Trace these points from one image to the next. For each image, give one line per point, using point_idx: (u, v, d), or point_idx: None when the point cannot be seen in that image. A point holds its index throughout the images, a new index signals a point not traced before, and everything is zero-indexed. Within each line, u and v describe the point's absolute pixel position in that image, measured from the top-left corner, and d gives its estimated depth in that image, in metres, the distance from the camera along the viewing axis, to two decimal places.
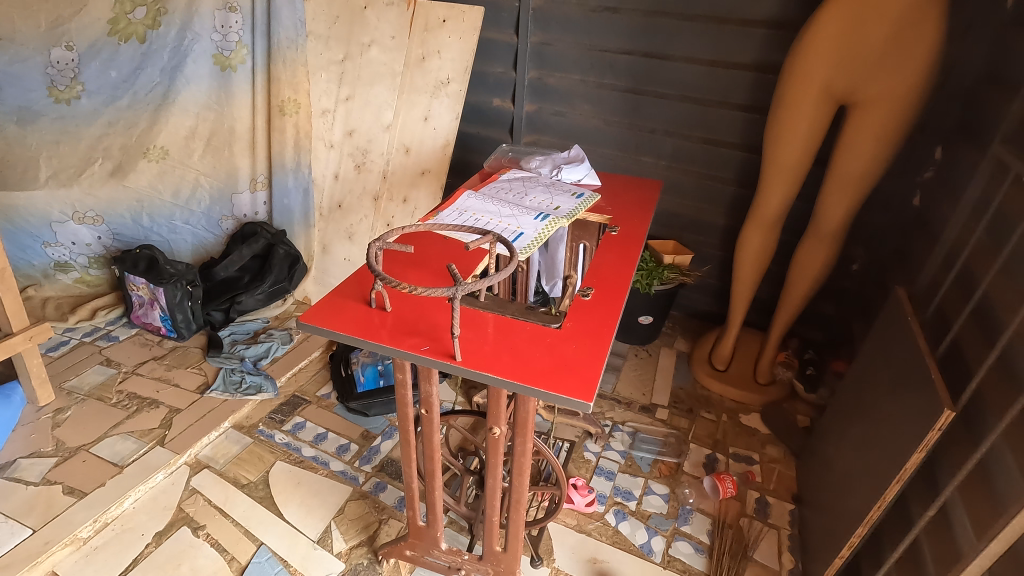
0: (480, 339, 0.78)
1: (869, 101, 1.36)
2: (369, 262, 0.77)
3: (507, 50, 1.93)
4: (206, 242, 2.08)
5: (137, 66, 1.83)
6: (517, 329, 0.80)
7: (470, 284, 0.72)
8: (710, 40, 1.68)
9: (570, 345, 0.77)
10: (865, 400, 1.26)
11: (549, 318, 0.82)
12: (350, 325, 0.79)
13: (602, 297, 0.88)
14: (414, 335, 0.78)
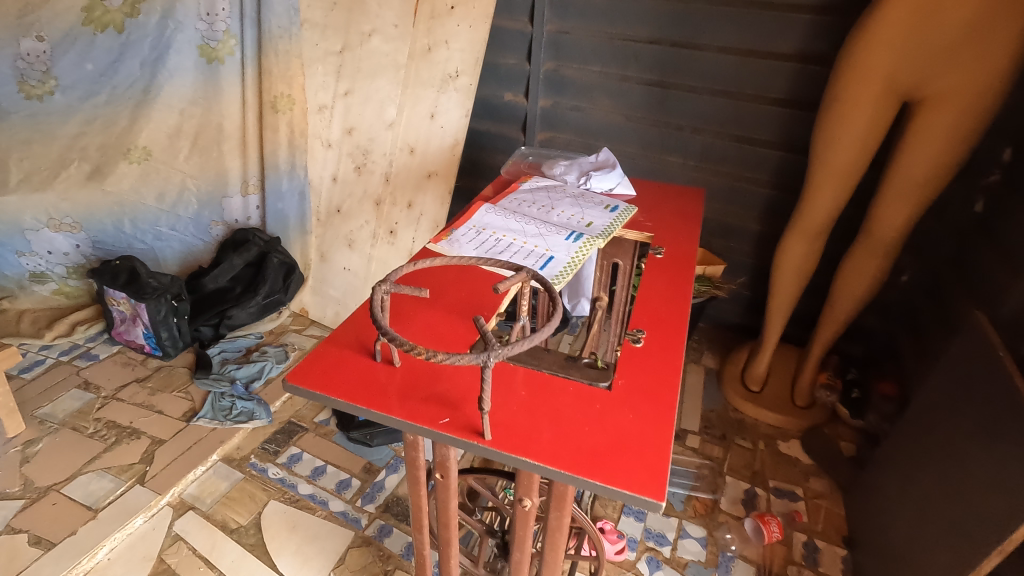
0: (512, 408, 0.62)
1: (940, 97, 1.18)
2: (372, 313, 0.60)
3: (520, 40, 1.77)
4: (195, 249, 1.92)
5: (115, 58, 1.64)
6: (558, 390, 0.64)
7: (506, 347, 0.55)
8: (749, 27, 1.49)
9: (627, 415, 0.62)
10: (937, 444, 1.10)
11: (598, 375, 0.66)
12: (350, 389, 0.63)
13: (657, 344, 0.72)
14: (430, 402, 0.62)
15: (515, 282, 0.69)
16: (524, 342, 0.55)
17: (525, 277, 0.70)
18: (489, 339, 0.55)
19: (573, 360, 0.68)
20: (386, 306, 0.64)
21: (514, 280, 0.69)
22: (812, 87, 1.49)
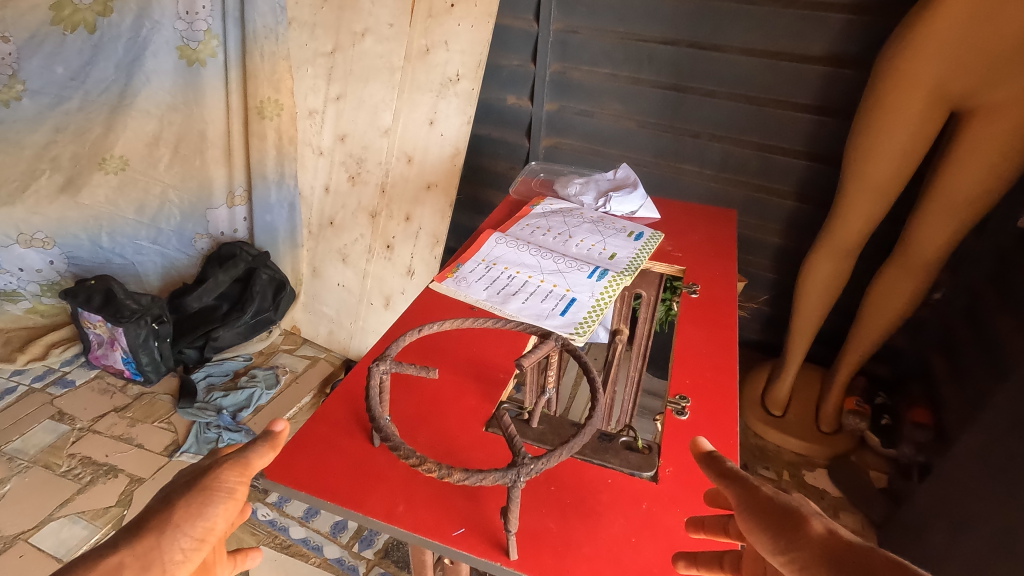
0: (542, 511, 0.56)
1: (994, 109, 1.08)
2: (369, 402, 0.54)
3: (524, 40, 1.64)
4: (177, 262, 1.78)
5: (88, 60, 1.51)
6: (591, 485, 0.58)
7: (538, 463, 0.49)
8: (774, 27, 1.36)
9: (669, 518, 0.56)
10: (1001, 498, 0.99)
11: (641, 462, 0.60)
12: (348, 489, 0.57)
13: (704, 416, 0.65)
14: (441, 507, 0.56)
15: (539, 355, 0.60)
16: (560, 453, 0.50)
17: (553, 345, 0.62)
18: (516, 451, 0.50)
19: (608, 441, 0.62)
20: (385, 388, 0.58)
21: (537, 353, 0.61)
22: (844, 92, 1.37)
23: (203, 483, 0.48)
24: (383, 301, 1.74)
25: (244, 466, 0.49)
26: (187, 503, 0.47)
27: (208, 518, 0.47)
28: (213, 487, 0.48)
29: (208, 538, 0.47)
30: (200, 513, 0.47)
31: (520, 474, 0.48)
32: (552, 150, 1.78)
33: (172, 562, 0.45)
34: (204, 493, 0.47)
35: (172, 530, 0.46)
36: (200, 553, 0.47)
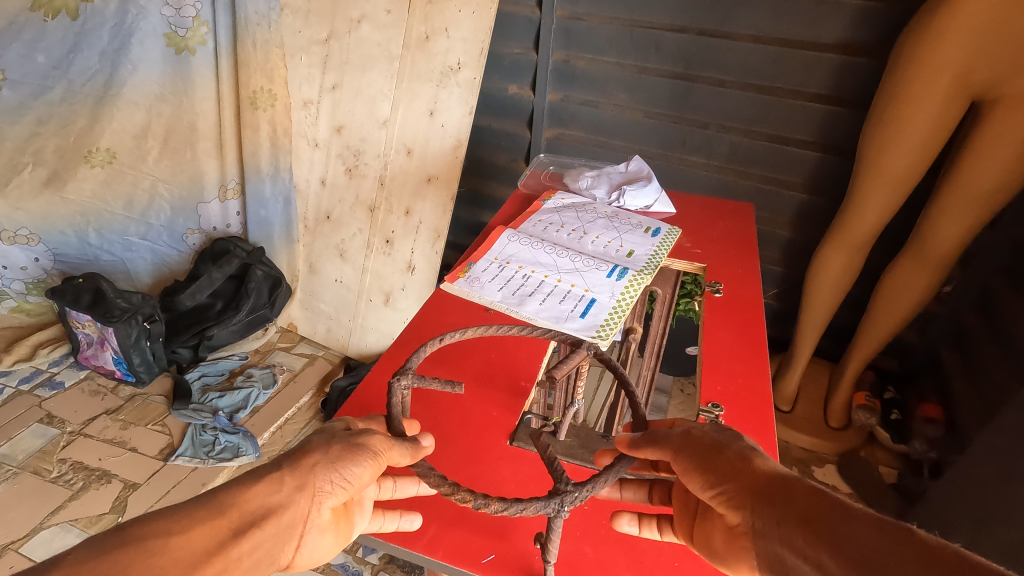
0: (578, 535, 0.61)
1: (1019, 99, 1.05)
2: (389, 415, 0.57)
3: (527, 27, 1.59)
4: (169, 259, 1.71)
5: (70, 48, 1.44)
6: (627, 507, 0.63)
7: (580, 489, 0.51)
8: (785, 14, 1.32)
9: None
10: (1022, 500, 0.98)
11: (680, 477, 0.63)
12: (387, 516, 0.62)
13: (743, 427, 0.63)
14: (476, 533, 0.60)
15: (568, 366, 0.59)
16: (601, 481, 0.52)
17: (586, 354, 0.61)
18: (557, 477, 0.51)
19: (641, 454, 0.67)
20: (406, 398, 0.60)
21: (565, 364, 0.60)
22: (858, 81, 1.33)
23: (363, 440, 0.53)
24: (383, 297, 1.70)
25: (393, 446, 0.54)
26: (345, 454, 0.52)
27: (356, 468, 0.52)
28: (372, 446, 0.53)
29: (348, 489, 0.52)
30: (350, 466, 0.52)
31: (562, 501, 0.50)
32: (555, 141, 1.73)
33: (315, 500, 0.51)
34: (361, 450, 0.53)
35: (326, 470, 0.51)
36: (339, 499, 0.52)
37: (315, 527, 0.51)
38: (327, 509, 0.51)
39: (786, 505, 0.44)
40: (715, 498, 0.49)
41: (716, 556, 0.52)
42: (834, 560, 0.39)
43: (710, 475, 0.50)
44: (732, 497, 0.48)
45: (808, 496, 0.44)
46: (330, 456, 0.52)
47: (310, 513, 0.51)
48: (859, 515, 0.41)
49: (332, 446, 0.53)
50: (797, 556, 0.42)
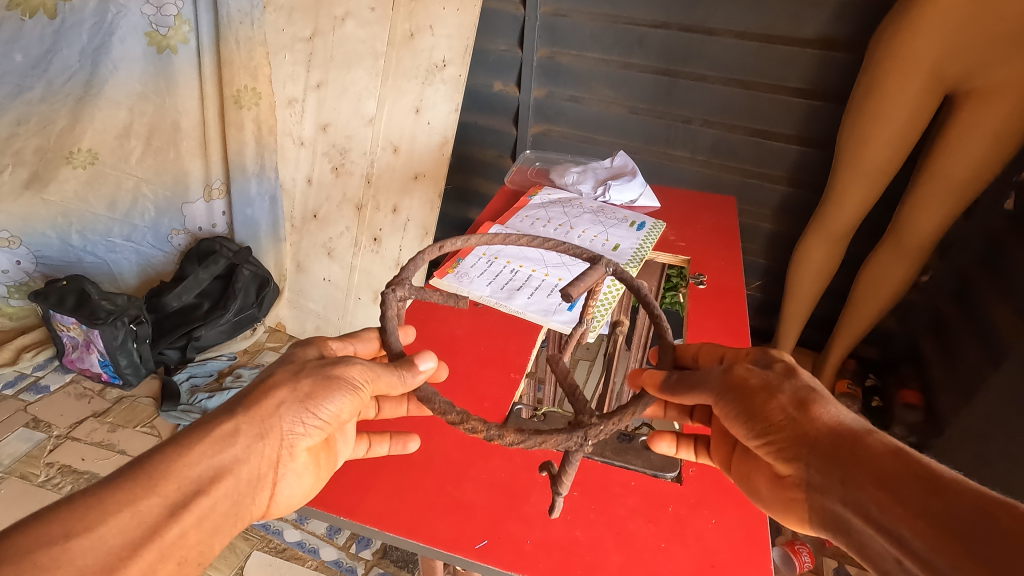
0: (570, 519, 0.64)
1: (991, 90, 1.08)
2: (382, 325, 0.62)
3: (512, 24, 1.60)
4: (153, 260, 1.69)
5: (49, 48, 1.41)
6: (617, 491, 0.66)
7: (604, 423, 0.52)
8: (764, 10, 1.35)
9: (698, 520, 0.64)
10: None
11: (663, 463, 0.68)
12: (386, 509, 0.65)
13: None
14: (471, 521, 0.64)
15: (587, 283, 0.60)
16: (624, 416, 0.53)
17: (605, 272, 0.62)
18: (580, 409, 0.53)
19: (627, 442, 0.71)
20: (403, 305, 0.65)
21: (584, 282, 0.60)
22: (838, 75, 1.36)
23: (331, 375, 0.61)
24: (372, 295, 1.70)
25: (380, 376, 0.60)
26: (316, 390, 0.60)
27: (328, 398, 0.60)
28: (340, 378, 0.61)
29: (321, 424, 0.60)
30: (321, 402, 0.60)
31: (586, 434, 0.51)
32: (541, 137, 1.74)
33: (288, 439, 0.59)
34: (332, 384, 0.61)
35: (296, 410, 0.59)
36: (311, 435, 0.60)
37: (290, 464, 0.60)
38: (303, 444, 0.60)
39: (838, 455, 0.51)
40: (764, 445, 0.57)
41: (760, 495, 0.60)
42: (892, 515, 0.46)
43: (760, 430, 0.57)
44: (785, 449, 0.55)
45: (868, 455, 0.50)
46: (298, 397, 0.59)
47: (283, 452, 0.59)
48: (920, 477, 0.46)
49: (300, 385, 0.60)
50: (848, 501, 0.50)
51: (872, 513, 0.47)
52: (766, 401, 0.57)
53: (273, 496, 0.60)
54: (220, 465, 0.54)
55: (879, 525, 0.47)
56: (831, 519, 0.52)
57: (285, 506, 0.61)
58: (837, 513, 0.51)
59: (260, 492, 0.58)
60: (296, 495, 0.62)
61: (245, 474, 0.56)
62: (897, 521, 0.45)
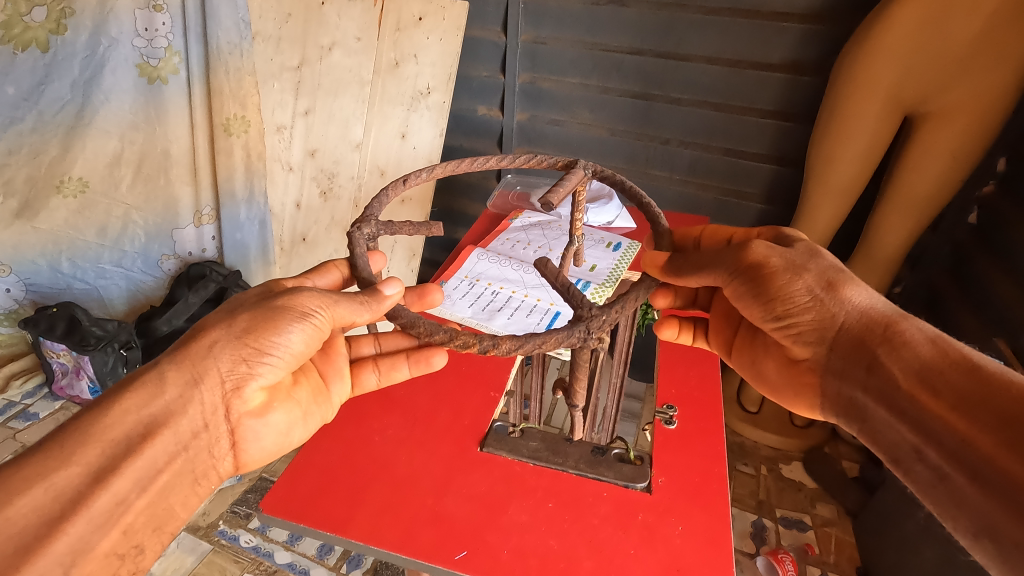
0: (544, 529, 0.67)
1: (946, 112, 1.14)
2: (356, 263, 0.66)
3: (494, 51, 1.65)
4: (143, 285, 1.69)
5: (41, 80, 1.39)
6: (590, 501, 0.70)
7: (606, 314, 0.57)
8: (734, 37, 1.40)
9: (668, 526, 0.67)
10: None
11: (634, 474, 0.72)
12: (372, 525, 0.68)
13: (692, 423, 0.80)
14: (452, 534, 0.67)
15: (568, 186, 0.68)
16: (620, 308, 0.58)
17: (585, 172, 0.73)
18: (579, 305, 0.57)
19: (601, 455, 0.73)
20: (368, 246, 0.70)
21: (562, 187, 0.66)
22: (805, 97, 1.41)
23: (277, 308, 0.63)
24: None
25: (340, 305, 0.64)
26: (256, 327, 0.62)
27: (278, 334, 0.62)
28: (289, 310, 0.63)
29: (271, 365, 0.64)
30: (269, 340, 0.62)
31: (588, 327, 0.56)
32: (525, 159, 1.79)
33: (234, 380, 0.63)
34: (279, 316, 0.62)
35: (232, 349, 0.62)
36: (261, 378, 0.64)
37: (243, 406, 0.65)
38: (255, 386, 0.64)
39: (861, 347, 0.61)
40: (786, 332, 0.68)
41: (774, 378, 0.75)
42: (906, 398, 0.56)
43: (784, 314, 0.66)
44: (808, 334, 0.66)
45: (899, 348, 0.59)
46: (232, 334, 0.62)
47: (230, 395, 0.63)
48: (948, 370, 0.54)
49: (236, 323, 0.63)
50: (864, 388, 0.61)
51: (889, 397, 0.58)
52: (791, 286, 0.64)
53: (242, 438, 0.66)
54: (151, 419, 0.58)
55: (896, 410, 0.57)
56: (845, 398, 0.65)
57: (266, 447, 0.69)
58: (854, 395, 0.63)
59: (222, 435, 0.64)
60: (272, 438, 0.69)
61: (184, 427, 0.60)
62: (910, 402, 0.56)
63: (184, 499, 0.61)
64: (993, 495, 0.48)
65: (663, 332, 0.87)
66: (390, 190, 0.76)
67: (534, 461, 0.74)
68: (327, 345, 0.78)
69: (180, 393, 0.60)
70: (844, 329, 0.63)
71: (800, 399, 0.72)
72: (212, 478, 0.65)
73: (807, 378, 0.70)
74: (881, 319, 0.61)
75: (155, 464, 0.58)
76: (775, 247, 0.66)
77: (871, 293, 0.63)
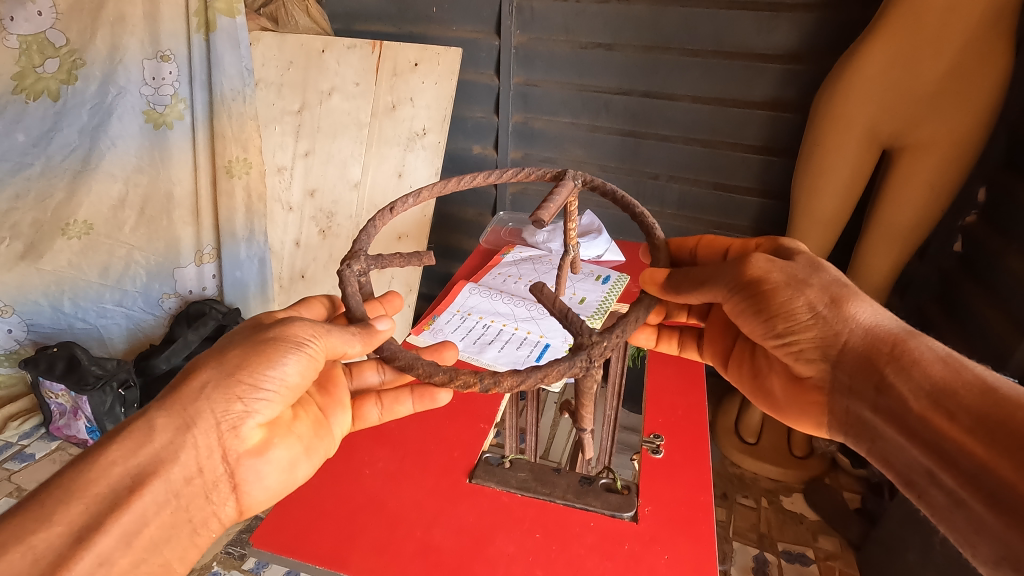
0: (532, 559, 0.68)
1: (922, 145, 1.18)
2: (348, 303, 0.67)
3: (487, 93, 1.71)
4: (143, 324, 1.69)
5: (50, 128, 1.46)
6: (577, 531, 0.71)
7: (607, 341, 0.57)
8: (717, 77, 1.44)
9: (654, 554, 0.68)
10: None
11: (621, 503, 0.73)
12: (363, 558, 0.69)
13: (678, 452, 0.81)
14: (441, 565, 0.68)
15: (558, 200, 0.67)
16: (619, 333, 0.58)
17: (574, 183, 0.74)
18: (580, 336, 0.58)
19: (588, 485, 0.75)
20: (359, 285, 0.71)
21: (552, 203, 0.66)
22: (788, 132, 1.45)
23: (269, 340, 0.62)
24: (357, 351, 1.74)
25: (331, 335, 0.63)
26: (247, 364, 0.60)
27: (280, 367, 0.61)
28: (283, 343, 0.62)
29: (268, 400, 0.61)
30: (264, 374, 0.60)
31: (590, 356, 0.57)
32: (519, 195, 1.82)
33: (229, 421, 0.61)
34: (274, 347, 0.61)
35: (222, 389, 0.60)
36: (257, 414, 0.62)
37: (241, 446, 0.62)
38: (252, 424, 0.62)
39: (868, 365, 0.62)
40: (790, 352, 0.69)
41: (783, 400, 0.75)
42: (917, 417, 0.56)
43: (786, 331, 0.67)
44: (814, 353, 0.67)
45: (908, 367, 0.59)
46: (223, 372, 0.60)
47: (226, 437, 0.61)
48: (959, 390, 0.54)
49: (226, 360, 0.61)
50: (874, 409, 0.62)
51: (900, 417, 0.58)
52: (793, 302, 0.65)
53: (243, 480, 0.64)
54: (139, 470, 0.57)
55: (907, 431, 0.57)
56: (853, 415, 0.65)
57: (269, 488, 0.66)
58: (864, 416, 0.64)
59: (222, 479, 0.62)
60: (276, 476, 0.66)
61: (176, 475, 0.58)
62: (920, 422, 0.56)
63: (180, 551, 0.60)
64: (1013, 523, 0.48)
65: (638, 338, 0.92)
66: (379, 220, 0.75)
67: (523, 492, 0.75)
68: (327, 381, 0.76)
69: (170, 439, 0.58)
70: (849, 347, 0.63)
71: (806, 416, 0.73)
72: (213, 528, 0.63)
73: (813, 395, 0.71)
74: (887, 338, 0.62)
75: (143, 517, 0.56)
76: (776, 262, 0.66)
77: (876, 310, 0.64)
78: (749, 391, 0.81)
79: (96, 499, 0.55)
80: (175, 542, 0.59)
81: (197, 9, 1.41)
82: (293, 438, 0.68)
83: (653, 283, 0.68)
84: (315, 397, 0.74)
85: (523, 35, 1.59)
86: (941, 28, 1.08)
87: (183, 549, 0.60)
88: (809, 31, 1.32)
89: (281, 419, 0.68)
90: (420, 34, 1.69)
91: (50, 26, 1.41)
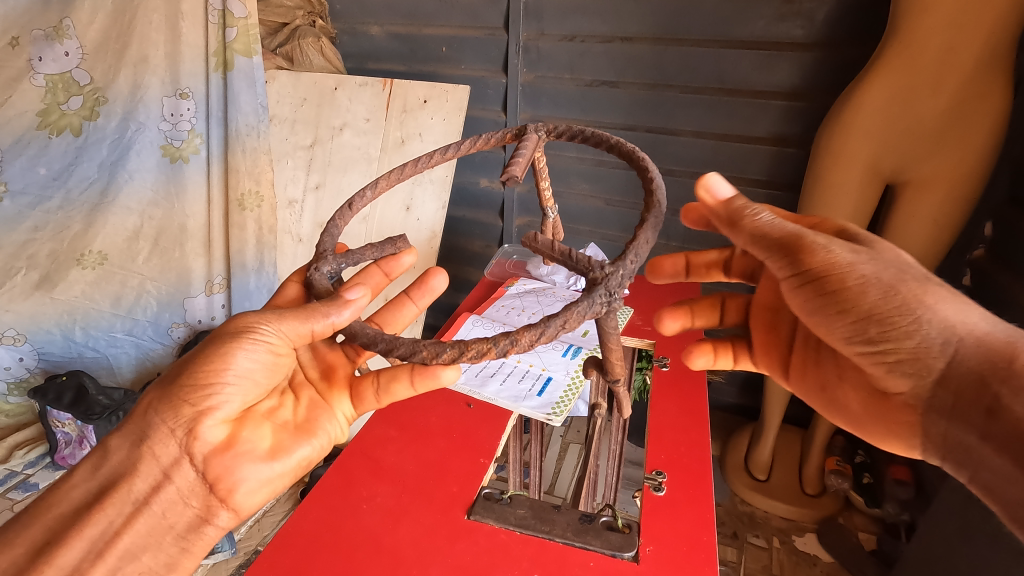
0: None
1: (925, 181, 1.19)
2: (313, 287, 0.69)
3: (493, 129, 1.76)
4: (152, 353, 1.68)
5: (71, 161, 1.50)
6: (580, 569, 0.70)
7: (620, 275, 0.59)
8: (721, 114, 1.46)
9: None
10: (984, 558, 1.02)
11: (622, 543, 0.72)
12: None
13: (681, 490, 0.79)
14: None
15: (526, 154, 0.78)
16: (628, 263, 0.59)
17: (537, 135, 0.83)
18: (592, 276, 0.59)
19: (589, 523, 0.75)
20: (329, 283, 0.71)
21: (520, 156, 0.76)
22: (790, 168, 1.46)
23: (219, 339, 0.64)
24: None
25: (290, 325, 0.63)
26: (190, 367, 0.64)
27: (231, 360, 0.63)
28: (234, 337, 0.64)
29: (226, 392, 0.64)
30: (212, 372, 0.63)
31: (608, 289, 0.58)
32: (525, 229, 1.85)
33: (185, 426, 0.63)
34: (227, 343, 0.64)
35: (165, 401, 0.64)
36: (217, 409, 0.64)
37: (205, 445, 0.64)
38: (212, 421, 0.64)
39: (976, 384, 0.57)
40: (878, 359, 0.64)
41: (861, 422, 0.71)
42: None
43: (879, 338, 0.62)
44: (908, 362, 0.62)
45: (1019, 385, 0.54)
46: (167, 386, 0.65)
47: (187, 441, 0.63)
48: None
49: (169, 377, 0.65)
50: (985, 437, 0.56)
51: (1015, 445, 0.54)
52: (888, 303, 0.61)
53: (219, 480, 0.64)
54: (100, 488, 0.63)
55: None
56: (953, 440, 0.61)
57: (251, 483, 0.65)
58: (970, 444, 0.59)
59: (195, 484, 0.64)
60: (252, 470, 0.65)
61: (138, 487, 0.63)
62: None
63: (167, 557, 0.63)
64: None
65: (696, 362, 0.83)
66: (339, 220, 0.76)
67: (522, 530, 0.74)
68: (329, 370, 0.76)
69: (128, 454, 0.63)
70: (954, 359, 0.59)
71: (889, 435, 0.69)
72: (207, 533, 0.65)
73: (902, 414, 0.66)
74: (1004, 352, 0.57)
75: (110, 527, 0.61)
76: (861, 255, 0.64)
77: (972, 319, 0.60)
78: (814, 401, 0.77)
79: (60, 519, 0.61)
80: (155, 549, 0.63)
81: (216, 49, 1.49)
82: (265, 426, 0.69)
83: (707, 202, 0.74)
84: (315, 383, 0.75)
85: (529, 73, 1.62)
86: (939, 68, 1.10)
87: (170, 556, 0.63)
88: (809, 71, 1.34)
89: (261, 407, 0.70)
90: (429, 73, 1.75)
91: (76, 66, 1.47)
